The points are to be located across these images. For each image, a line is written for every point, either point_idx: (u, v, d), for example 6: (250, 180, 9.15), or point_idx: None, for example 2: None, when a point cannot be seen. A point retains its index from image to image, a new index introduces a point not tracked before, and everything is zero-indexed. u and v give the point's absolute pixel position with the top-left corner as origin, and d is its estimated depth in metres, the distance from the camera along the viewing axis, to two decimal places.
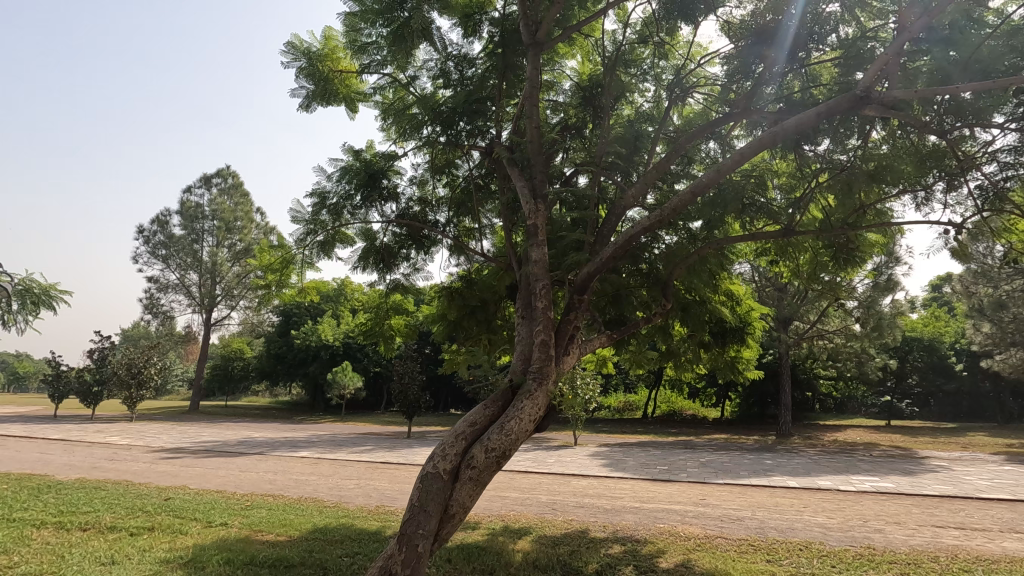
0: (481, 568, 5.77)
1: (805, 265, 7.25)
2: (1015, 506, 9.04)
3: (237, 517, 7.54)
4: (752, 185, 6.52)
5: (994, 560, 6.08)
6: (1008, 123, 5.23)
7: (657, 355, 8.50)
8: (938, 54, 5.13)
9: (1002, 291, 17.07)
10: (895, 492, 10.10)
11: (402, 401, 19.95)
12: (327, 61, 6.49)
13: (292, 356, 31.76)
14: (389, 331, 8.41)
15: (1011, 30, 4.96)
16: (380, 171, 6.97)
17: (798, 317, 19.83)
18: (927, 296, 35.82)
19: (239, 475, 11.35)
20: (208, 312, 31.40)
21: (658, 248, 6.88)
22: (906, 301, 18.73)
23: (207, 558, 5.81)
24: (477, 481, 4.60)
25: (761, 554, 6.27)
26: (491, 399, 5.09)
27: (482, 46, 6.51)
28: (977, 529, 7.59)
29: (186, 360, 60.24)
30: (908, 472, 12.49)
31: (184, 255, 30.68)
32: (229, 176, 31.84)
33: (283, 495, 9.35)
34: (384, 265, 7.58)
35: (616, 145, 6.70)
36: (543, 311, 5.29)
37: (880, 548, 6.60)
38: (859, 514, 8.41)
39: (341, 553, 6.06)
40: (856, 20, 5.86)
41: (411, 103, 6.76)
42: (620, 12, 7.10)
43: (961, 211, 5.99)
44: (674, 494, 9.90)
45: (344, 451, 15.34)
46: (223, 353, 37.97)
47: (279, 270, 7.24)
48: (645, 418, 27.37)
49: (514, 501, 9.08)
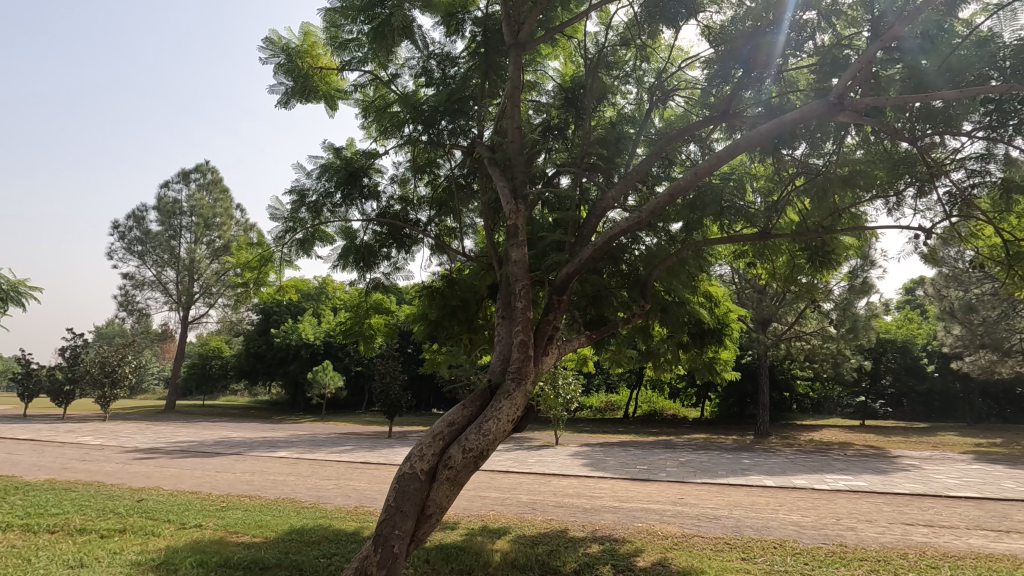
0: (459, 569, 5.75)
1: (783, 267, 7.36)
2: (982, 505, 9.27)
3: (212, 519, 7.43)
4: (731, 188, 6.60)
5: (960, 557, 6.25)
6: (975, 132, 5.36)
7: (637, 355, 8.56)
8: (910, 63, 5.25)
9: (972, 295, 17.60)
10: (867, 491, 10.29)
11: (383, 401, 19.79)
12: (306, 57, 6.42)
13: (271, 355, 31.41)
14: (369, 331, 8.34)
15: (980, 41, 5.04)
16: (361, 170, 6.92)
17: (777, 318, 20.14)
18: (902, 299, 36.60)
19: (215, 476, 11.18)
20: (185, 309, 30.91)
21: (638, 249, 6.96)
22: (881, 303, 19.07)
23: (180, 560, 5.71)
24: (454, 481, 4.60)
25: (737, 553, 6.34)
26: (469, 399, 5.09)
27: (465, 46, 6.52)
28: (945, 527, 7.78)
29: (164, 358, 59.12)
30: (881, 471, 12.72)
31: (161, 251, 30.16)
32: (209, 172, 31.29)
33: (260, 496, 9.23)
34: (364, 265, 7.50)
35: (598, 145, 6.75)
36: (522, 311, 5.28)
37: (851, 546, 6.74)
38: (833, 513, 8.56)
39: (318, 554, 6.00)
40: (833, 28, 5.95)
41: (392, 101, 6.71)
42: (602, 14, 7.13)
43: (931, 216, 6.16)
44: (653, 493, 9.97)
45: (323, 451, 15.19)
46: (202, 351, 37.41)
47: (256, 268, 7.16)
48: (626, 418, 27.54)
49: (493, 501, 9.06)
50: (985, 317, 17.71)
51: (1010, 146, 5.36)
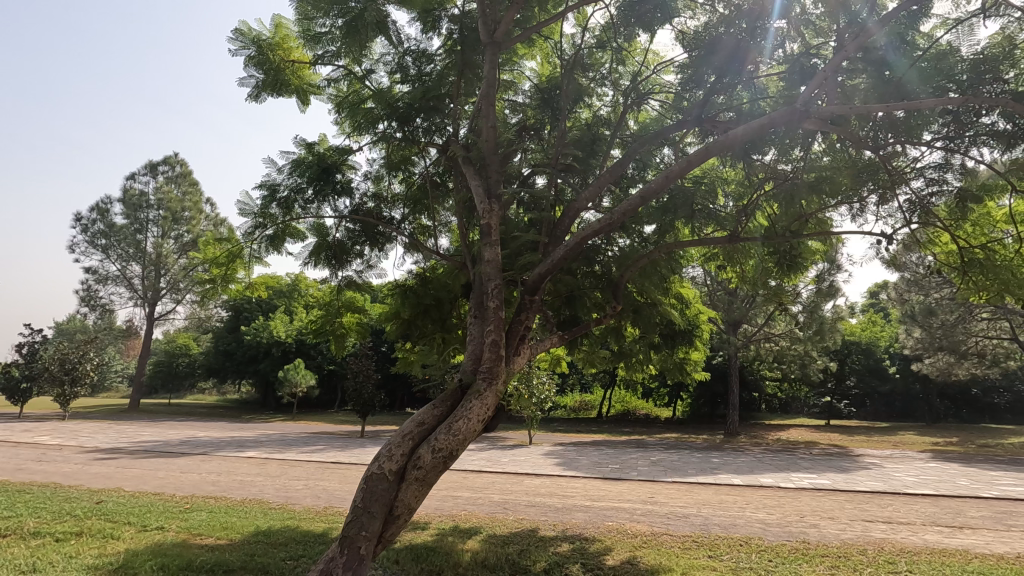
0: (428, 569, 5.72)
1: (752, 271, 7.58)
2: (937, 501, 9.65)
3: (174, 521, 7.20)
4: (703, 193, 6.82)
5: (915, 552, 6.47)
6: (935, 142, 5.55)
7: (611, 355, 8.59)
8: (873, 74, 5.40)
9: (931, 299, 18.22)
10: (830, 489, 10.60)
11: (356, 400, 19.54)
12: (278, 50, 6.27)
13: (241, 353, 30.78)
14: (340, 330, 8.23)
15: (939, 54, 5.21)
16: (334, 166, 6.82)
17: (747, 320, 20.61)
18: (866, 302, 37.82)
19: (181, 477, 10.89)
20: (151, 305, 30.08)
21: (612, 250, 7.07)
22: (846, 306, 19.61)
23: (140, 564, 5.53)
24: (423, 481, 4.56)
25: (704, 550, 6.46)
26: (440, 399, 5.06)
27: (441, 43, 6.47)
28: (903, 523, 8.06)
29: (128, 356, 57.20)
30: (843, 470, 13.12)
31: (126, 245, 29.28)
32: (177, 164, 30.46)
33: (226, 497, 9.01)
34: (336, 262, 7.40)
35: (573, 147, 6.84)
36: (494, 312, 5.25)
37: (814, 542, 6.93)
38: (797, 510, 8.79)
39: (285, 556, 5.89)
40: (801, 36, 6.08)
41: (366, 97, 6.61)
42: (579, 16, 7.18)
43: (892, 223, 6.37)
44: (624, 492, 10.06)
45: (293, 451, 14.93)
46: (168, 349, 36.35)
47: (224, 264, 7.04)
48: (600, 418, 27.72)
49: (465, 501, 9.03)
50: (944, 321, 18.36)
51: (966, 157, 5.57)
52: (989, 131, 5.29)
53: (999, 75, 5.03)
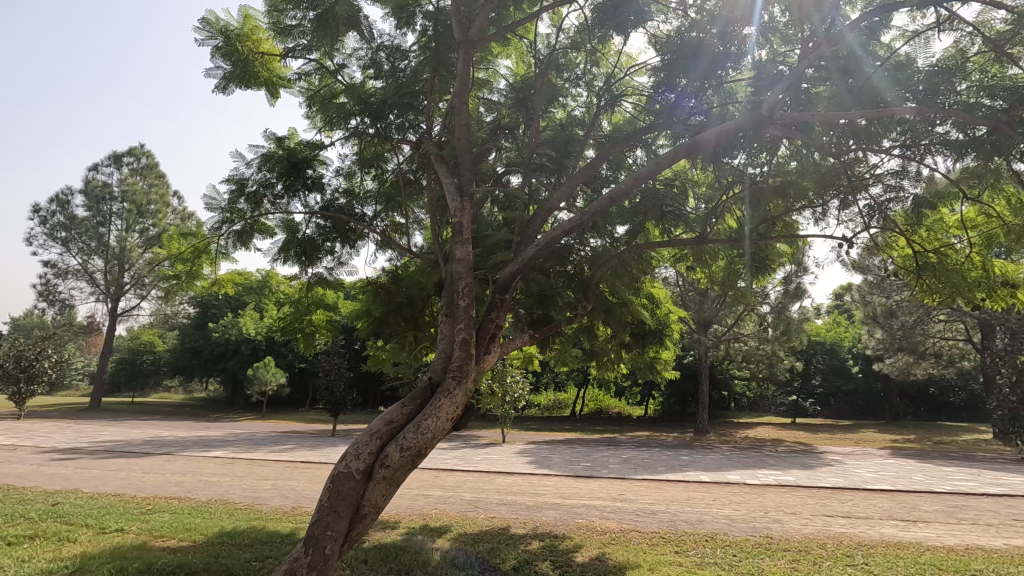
0: (398, 568, 5.67)
1: (722, 271, 7.80)
2: (894, 496, 10.02)
3: (136, 522, 7.01)
4: (674, 196, 7.02)
5: (872, 545, 6.69)
6: (893, 150, 5.74)
7: (582, 354, 8.66)
8: (837, 82, 5.58)
9: (892, 301, 18.90)
10: (792, 485, 10.92)
11: (328, 398, 19.26)
12: (246, 42, 6.13)
13: (209, 351, 30.10)
14: (310, 327, 8.15)
15: (897, 64, 5.39)
16: (304, 161, 6.69)
17: (717, 320, 20.99)
18: (831, 303, 39.05)
19: (143, 477, 10.59)
20: (113, 301, 29.18)
21: (584, 250, 7.15)
22: (813, 307, 20.19)
23: (97, 567, 5.37)
24: (391, 481, 4.53)
25: (670, 546, 6.57)
26: (409, 397, 5.03)
27: (415, 39, 6.43)
28: (861, 517, 8.33)
29: (88, 353, 55.22)
30: (807, 466, 13.50)
31: (88, 238, 28.34)
32: (143, 156, 29.56)
33: (190, 498, 8.80)
34: (306, 259, 7.30)
35: (547, 147, 6.86)
36: (465, 310, 5.24)
37: (776, 536, 7.11)
38: (761, 505, 9.01)
39: (249, 557, 5.79)
40: (769, 43, 6.22)
41: (338, 91, 6.53)
42: (555, 17, 7.21)
43: (852, 227, 6.57)
44: (594, 490, 10.18)
45: (262, 450, 14.67)
46: (132, 345, 35.30)
47: (191, 260, 6.91)
48: (573, 416, 27.98)
49: (436, 500, 9.00)
50: (904, 322, 19.06)
51: (921, 164, 5.79)
52: (942, 140, 5.47)
53: (953, 87, 5.21)
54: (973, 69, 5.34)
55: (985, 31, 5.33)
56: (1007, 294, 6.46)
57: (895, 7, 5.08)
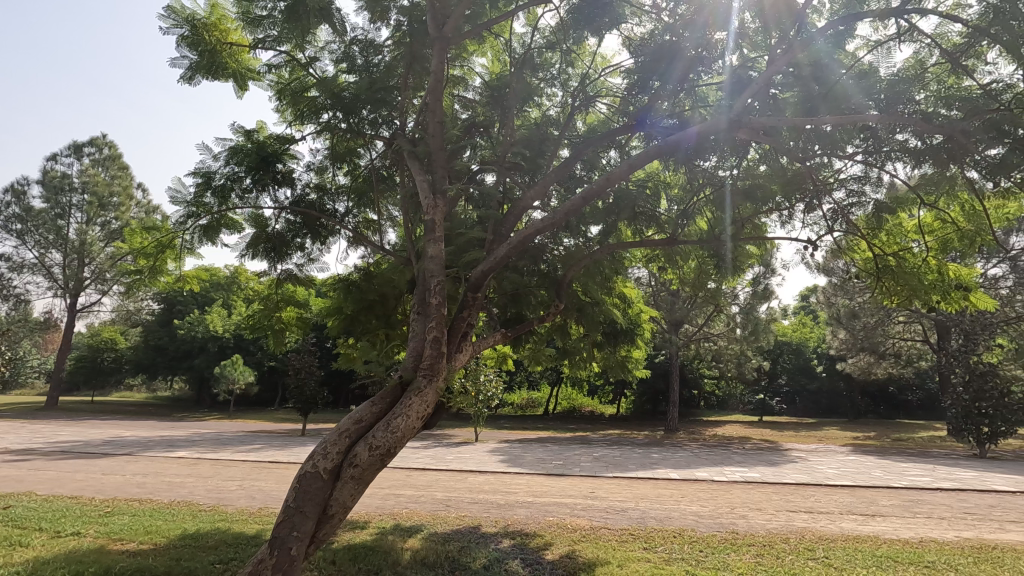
0: (366, 569, 5.62)
1: (694, 273, 7.99)
2: (854, 491, 10.36)
3: (93, 526, 6.77)
4: (646, 197, 7.13)
5: (832, 539, 6.90)
6: (856, 156, 5.92)
7: (556, 353, 8.70)
8: (804, 89, 5.71)
9: (855, 302, 19.52)
10: (758, 481, 11.19)
11: (298, 397, 18.93)
12: (213, 31, 5.95)
13: (174, 349, 29.29)
14: (279, 324, 7.98)
15: (862, 72, 5.56)
16: (274, 155, 6.54)
17: (688, 320, 21.30)
18: (798, 306, 40.12)
19: (103, 479, 10.24)
20: (72, 296, 28.10)
21: (558, 250, 7.18)
22: (780, 308, 20.68)
23: (50, 572, 5.18)
24: (359, 480, 4.48)
25: (640, 543, 6.65)
26: (380, 395, 4.97)
27: (389, 34, 6.37)
28: (823, 512, 8.58)
29: (45, 350, 53.18)
30: (772, 463, 13.84)
31: (45, 231, 27.25)
32: (105, 146, 28.59)
33: (152, 500, 8.54)
34: (275, 255, 7.15)
35: (522, 146, 6.85)
36: (436, 308, 5.20)
37: (742, 532, 7.27)
38: (729, 502, 9.20)
39: (213, 560, 5.65)
40: (740, 49, 6.33)
41: (309, 85, 6.42)
42: (530, 16, 7.22)
43: (817, 230, 6.77)
44: (566, 488, 10.25)
45: (228, 450, 14.33)
46: (91, 343, 34.03)
47: (153, 255, 6.71)
48: (547, 415, 28.12)
49: (408, 499, 8.94)
50: (866, 323, 19.68)
51: (882, 170, 5.98)
52: (901, 147, 5.66)
53: (912, 97, 5.40)
54: (931, 79, 5.54)
55: (943, 42, 5.51)
56: (961, 296, 6.56)
57: (859, 17, 5.23)
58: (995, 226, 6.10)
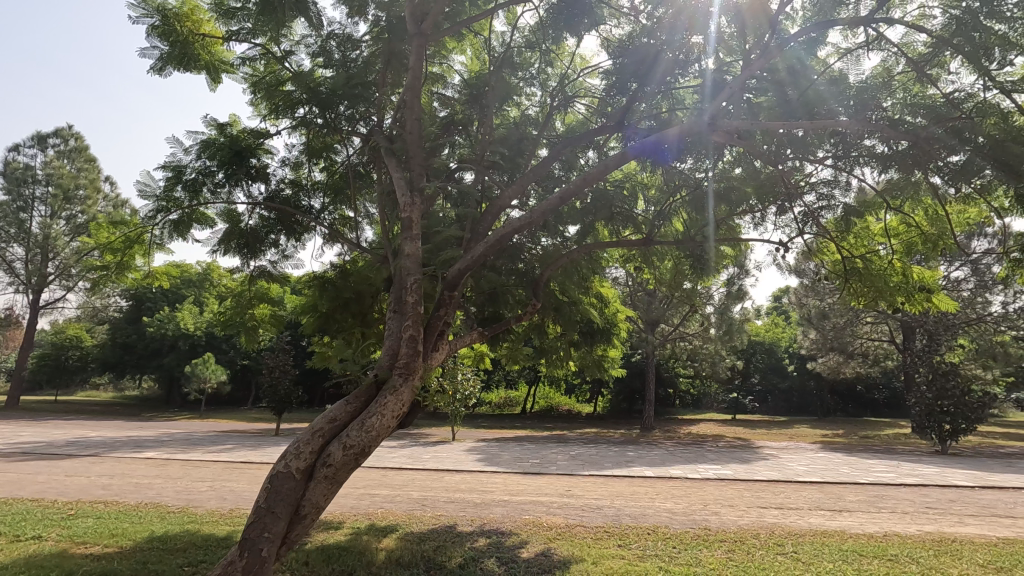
0: (340, 569, 5.56)
1: (669, 273, 8.11)
2: (822, 487, 10.63)
3: (55, 529, 6.55)
4: (622, 197, 7.21)
5: (801, 534, 7.07)
6: (825, 160, 6.07)
7: (533, 352, 8.73)
8: (777, 94, 5.83)
9: (825, 303, 20.00)
10: (731, 478, 11.39)
11: (272, 397, 18.61)
12: (186, 22, 5.81)
13: (143, 347, 28.54)
14: (252, 322, 7.84)
15: (832, 78, 5.70)
16: (247, 149, 6.40)
17: (665, 320, 21.55)
18: (771, 307, 40.93)
19: (66, 480, 9.92)
20: (35, 292, 27.17)
21: (536, 249, 7.21)
22: (753, 308, 21.07)
23: None
24: (332, 480, 4.43)
25: (614, 540, 6.72)
26: (354, 394, 4.92)
27: (367, 29, 6.32)
28: (792, 508, 8.78)
29: (6, 347, 51.29)
30: (745, 461, 14.09)
31: (6, 224, 26.28)
32: (71, 138, 27.70)
33: (118, 502, 8.29)
34: (248, 251, 7.02)
35: (500, 145, 6.86)
36: (412, 306, 5.18)
37: (714, 528, 7.39)
38: (702, 499, 9.34)
39: (180, 563, 5.52)
40: (715, 53, 6.43)
41: (285, 79, 6.32)
42: (510, 15, 7.22)
43: (788, 232, 6.93)
44: (542, 486, 10.28)
45: (199, 450, 14.03)
46: (56, 341, 32.95)
47: (120, 250, 6.53)
48: (524, 414, 28.17)
49: (383, 499, 8.88)
50: (835, 323, 20.20)
51: (850, 174, 6.13)
52: (868, 152, 5.81)
53: (878, 104, 5.56)
54: (897, 87, 5.72)
55: (908, 51, 5.69)
56: (924, 298, 6.71)
57: (831, 24, 5.35)
58: (956, 231, 6.36)
